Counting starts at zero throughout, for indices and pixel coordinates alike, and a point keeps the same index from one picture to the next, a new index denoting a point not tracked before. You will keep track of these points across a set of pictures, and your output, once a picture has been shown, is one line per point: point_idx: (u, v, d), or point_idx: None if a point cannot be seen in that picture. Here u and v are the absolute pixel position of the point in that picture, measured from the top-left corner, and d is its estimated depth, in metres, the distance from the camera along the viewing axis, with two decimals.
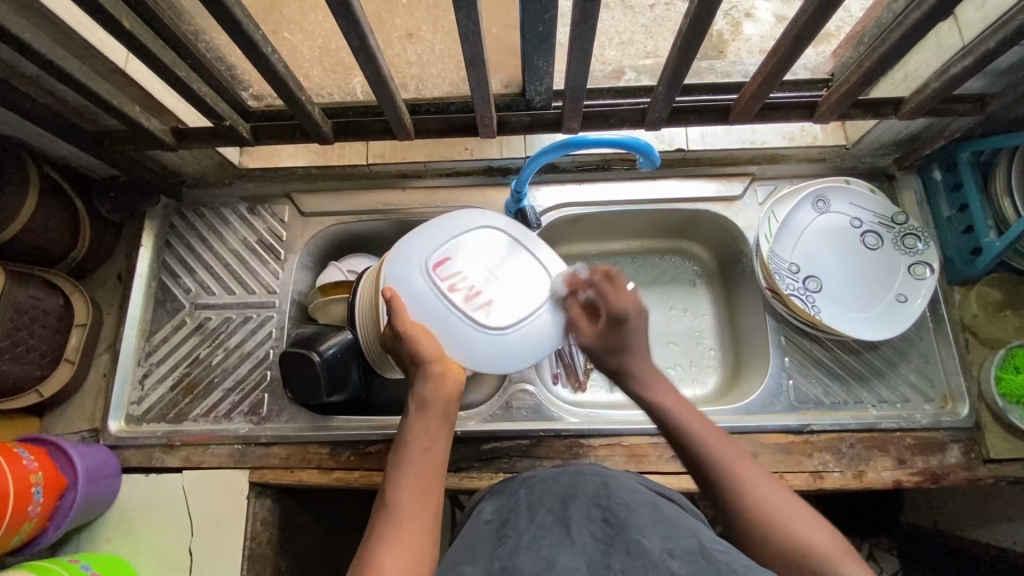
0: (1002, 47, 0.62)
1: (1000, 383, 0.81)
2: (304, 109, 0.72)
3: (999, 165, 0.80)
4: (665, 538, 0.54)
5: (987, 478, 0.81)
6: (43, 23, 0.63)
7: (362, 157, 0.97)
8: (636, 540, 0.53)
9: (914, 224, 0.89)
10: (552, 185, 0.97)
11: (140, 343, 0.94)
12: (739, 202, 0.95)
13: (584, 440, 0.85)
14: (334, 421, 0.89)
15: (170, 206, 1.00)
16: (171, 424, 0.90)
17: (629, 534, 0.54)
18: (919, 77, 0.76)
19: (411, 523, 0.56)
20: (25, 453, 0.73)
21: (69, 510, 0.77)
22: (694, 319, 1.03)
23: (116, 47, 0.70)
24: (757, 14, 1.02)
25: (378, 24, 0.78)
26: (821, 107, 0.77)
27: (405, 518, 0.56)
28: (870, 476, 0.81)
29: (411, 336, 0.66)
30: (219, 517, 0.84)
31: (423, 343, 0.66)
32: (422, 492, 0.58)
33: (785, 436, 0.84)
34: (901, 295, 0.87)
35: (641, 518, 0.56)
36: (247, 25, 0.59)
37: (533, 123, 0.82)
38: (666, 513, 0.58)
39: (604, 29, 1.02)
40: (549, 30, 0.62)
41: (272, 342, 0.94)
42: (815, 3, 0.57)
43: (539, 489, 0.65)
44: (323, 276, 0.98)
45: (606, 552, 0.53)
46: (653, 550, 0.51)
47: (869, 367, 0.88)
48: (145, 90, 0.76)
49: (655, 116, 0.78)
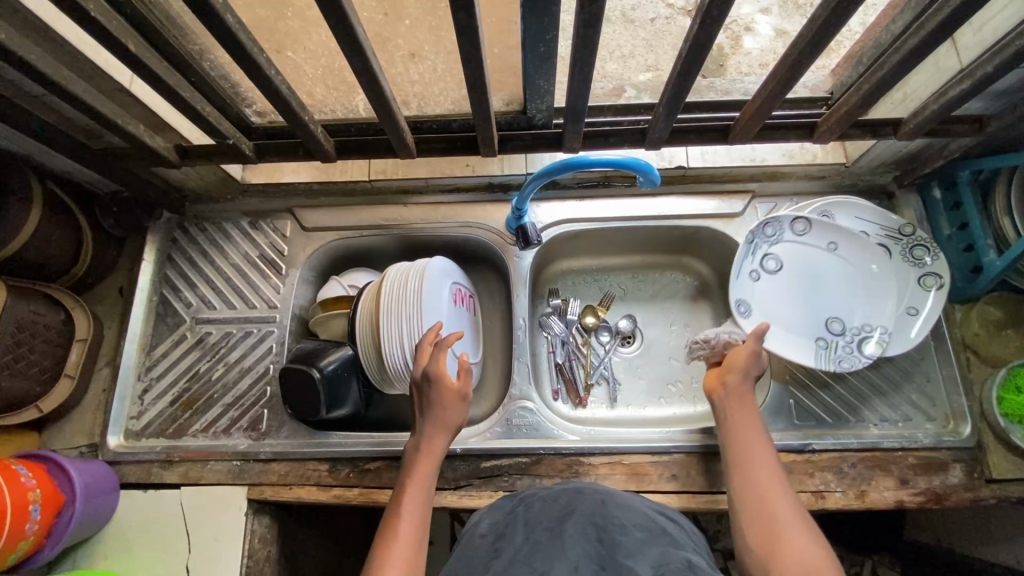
0: (1000, 72, 0.62)
1: (1001, 402, 0.81)
2: (306, 127, 0.73)
3: (1000, 183, 0.80)
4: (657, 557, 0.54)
5: (990, 499, 0.80)
6: (50, 44, 0.63)
7: (364, 173, 0.98)
8: (628, 556, 0.53)
9: (923, 234, 0.87)
10: (552, 202, 0.97)
11: (141, 358, 0.94)
12: (739, 218, 0.95)
13: (584, 458, 0.85)
14: (333, 437, 0.88)
15: (172, 221, 1.01)
16: (170, 439, 0.90)
17: (620, 552, 0.54)
18: (918, 98, 0.77)
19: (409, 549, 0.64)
20: (24, 471, 0.73)
21: (67, 527, 0.77)
22: (695, 334, 1.03)
23: (121, 68, 0.71)
24: (757, 28, 1.03)
25: (381, 44, 0.78)
26: (821, 127, 0.77)
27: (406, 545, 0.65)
28: (873, 496, 0.81)
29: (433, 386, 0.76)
30: (218, 534, 0.84)
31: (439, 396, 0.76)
32: (421, 524, 0.68)
33: (787, 455, 0.83)
34: (912, 307, 0.86)
35: (633, 537, 0.57)
36: (251, 48, 0.59)
37: (534, 142, 0.83)
38: (660, 534, 0.59)
39: (606, 43, 1.04)
40: (550, 51, 0.62)
41: (272, 357, 0.94)
42: (814, 27, 0.58)
43: (538, 506, 0.64)
44: (324, 290, 0.97)
45: (597, 569, 0.53)
46: (644, 565, 0.52)
47: (871, 386, 0.88)
48: (150, 109, 0.77)
49: (656, 135, 0.78)
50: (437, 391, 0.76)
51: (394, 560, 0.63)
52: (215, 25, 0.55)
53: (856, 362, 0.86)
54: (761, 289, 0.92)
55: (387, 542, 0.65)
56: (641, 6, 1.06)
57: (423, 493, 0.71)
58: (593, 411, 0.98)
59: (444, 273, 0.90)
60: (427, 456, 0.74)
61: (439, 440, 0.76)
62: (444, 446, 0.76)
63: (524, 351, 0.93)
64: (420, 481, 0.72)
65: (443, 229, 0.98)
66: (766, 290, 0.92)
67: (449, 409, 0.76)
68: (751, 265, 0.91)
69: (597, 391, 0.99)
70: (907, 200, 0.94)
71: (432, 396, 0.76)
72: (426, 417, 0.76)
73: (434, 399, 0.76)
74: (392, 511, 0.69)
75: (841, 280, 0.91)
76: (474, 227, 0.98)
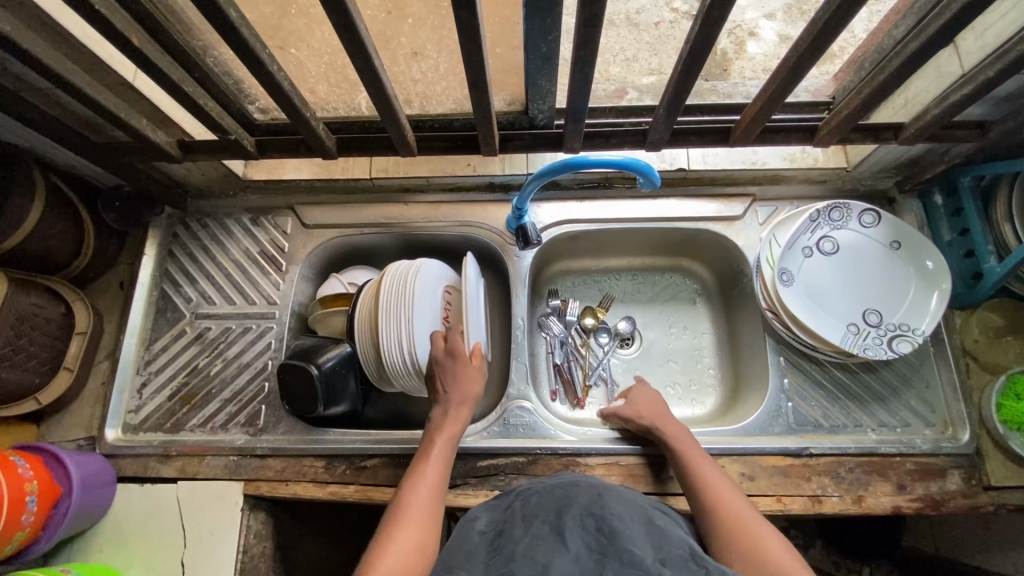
0: (1001, 77, 0.62)
1: (1000, 410, 0.81)
2: (308, 125, 0.73)
3: (1001, 188, 0.80)
4: (656, 549, 0.55)
5: (988, 506, 0.80)
6: (54, 38, 0.64)
7: (365, 171, 0.98)
8: (629, 549, 0.53)
9: (927, 240, 0.87)
10: (554, 202, 0.97)
11: (140, 352, 0.95)
12: (739, 222, 0.95)
13: (581, 459, 0.85)
14: (330, 433, 0.89)
15: (174, 216, 1.01)
16: (167, 433, 0.90)
17: (622, 543, 0.54)
18: (920, 103, 0.76)
19: (428, 500, 0.69)
20: (21, 462, 0.73)
21: (62, 519, 0.77)
22: (694, 337, 1.03)
23: (125, 62, 0.71)
24: (761, 34, 1.05)
25: (384, 42, 0.80)
26: (822, 131, 0.77)
27: (424, 495, 0.70)
28: (870, 501, 0.80)
29: (458, 361, 0.82)
30: (213, 529, 0.84)
31: (461, 370, 0.82)
32: (441, 482, 0.73)
33: (784, 459, 0.83)
34: (917, 313, 0.86)
35: (632, 529, 0.57)
36: (254, 44, 0.59)
37: (534, 141, 0.84)
38: (659, 526, 0.59)
39: (610, 46, 1.05)
40: (553, 52, 0.62)
41: (271, 354, 0.94)
42: (816, 30, 0.58)
43: (535, 500, 0.64)
44: (323, 287, 0.98)
45: (599, 562, 0.53)
46: (646, 559, 0.52)
47: (870, 391, 0.87)
48: (153, 104, 0.77)
49: (656, 137, 0.78)
50: (457, 365, 0.82)
51: (414, 509, 0.68)
52: (217, 20, 0.56)
53: (882, 354, 0.85)
54: (810, 267, 0.90)
55: (408, 493, 0.70)
56: (645, 10, 1.08)
57: (447, 455, 0.76)
58: (590, 412, 0.98)
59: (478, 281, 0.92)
60: (452, 423, 0.79)
61: (464, 410, 0.81)
62: (468, 417, 0.81)
63: (521, 352, 0.93)
64: (446, 443, 0.77)
65: (443, 228, 0.98)
66: (814, 266, 0.90)
67: (469, 384, 0.81)
68: (809, 242, 0.90)
69: (595, 392, 0.99)
70: (908, 206, 0.94)
71: (461, 369, 0.82)
72: (450, 388, 0.81)
73: (461, 374, 0.82)
74: (416, 465, 0.74)
75: (890, 279, 0.88)
76: (475, 227, 0.98)
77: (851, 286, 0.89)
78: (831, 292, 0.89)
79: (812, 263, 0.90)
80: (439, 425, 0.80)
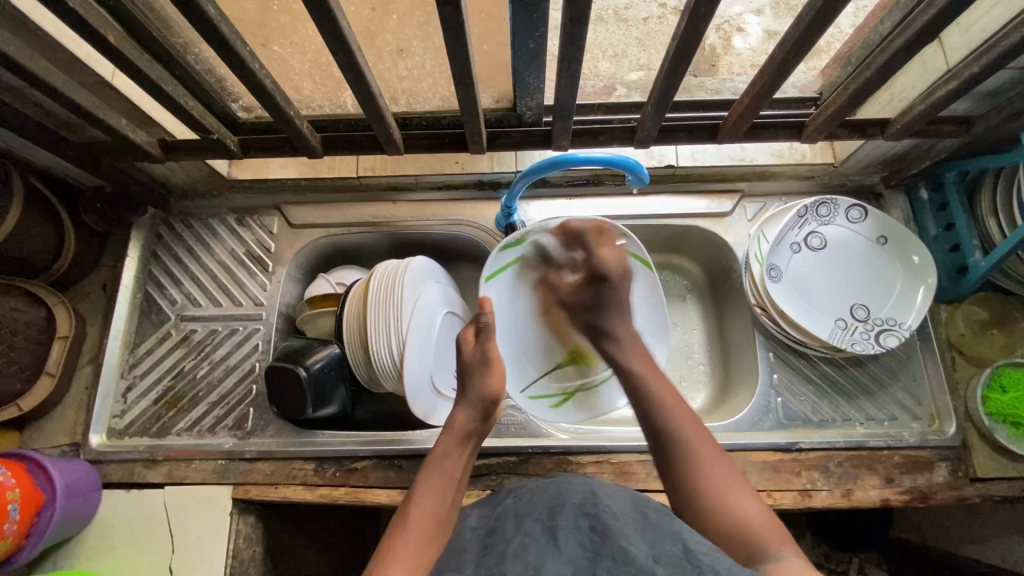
0: (984, 73, 0.63)
1: (987, 402, 0.82)
2: (293, 125, 0.72)
3: (985, 185, 0.81)
4: (652, 544, 0.53)
5: (974, 497, 0.81)
6: (28, 35, 0.62)
7: (353, 170, 0.97)
8: (624, 546, 0.52)
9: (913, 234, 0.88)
10: (543, 200, 0.97)
11: (124, 356, 0.93)
12: (728, 218, 0.95)
13: (571, 457, 0.85)
14: (318, 436, 0.88)
15: (157, 216, 0.99)
16: (154, 438, 0.89)
17: (616, 540, 0.53)
18: (906, 99, 0.77)
19: (419, 545, 0.59)
20: (3, 470, 0.72)
21: (46, 527, 0.76)
22: (684, 333, 1.03)
23: (103, 60, 0.70)
24: (748, 29, 1.05)
25: (368, 39, 0.77)
26: (809, 127, 0.77)
27: (416, 529, 0.61)
28: (858, 495, 0.81)
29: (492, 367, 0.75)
30: (201, 534, 0.83)
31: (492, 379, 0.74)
32: (439, 507, 0.64)
33: (773, 454, 0.83)
34: (904, 307, 0.87)
35: (627, 526, 0.55)
36: (234, 42, 0.58)
37: (522, 139, 0.83)
38: (653, 521, 0.57)
39: (598, 42, 1.05)
40: (540, 48, 0.61)
41: (259, 355, 0.93)
42: (801, 27, 0.57)
43: (527, 498, 0.63)
44: (312, 287, 0.97)
45: (593, 559, 0.51)
46: (640, 556, 0.50)
47: (858, 385, 0.88)
48: (133, 102, 0.75)
49: (644, 134, 0.78)
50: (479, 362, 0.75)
51: (404, 536, 0.60)
52: (195, 16, 0.54)
53: (870, 348, 0.85)
54: (797, 263, 0.90)
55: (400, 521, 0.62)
56: (633, 6, 1.07)
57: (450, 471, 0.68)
58: None
59: (501, 270, 0.87)
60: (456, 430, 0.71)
61: (473, 410, 0.73)
62: (475, 416, 0.72)
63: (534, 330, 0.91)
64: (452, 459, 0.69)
65: (431, 227, 0.98)
66: (803, 262, 0.90)
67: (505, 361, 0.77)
68: (797, 237, 0.91)
69: None
70: (895, 201, 0.94)
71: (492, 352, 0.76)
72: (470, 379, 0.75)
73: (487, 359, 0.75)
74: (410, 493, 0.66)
75: (877, 274, 0.89)
76: (462, 225, 0.97)
77: (838, 282, 0.90)
78: (819, 287, 0.90)
79: (801, 259, 0.90)
80: (450, 429, 0.72)
